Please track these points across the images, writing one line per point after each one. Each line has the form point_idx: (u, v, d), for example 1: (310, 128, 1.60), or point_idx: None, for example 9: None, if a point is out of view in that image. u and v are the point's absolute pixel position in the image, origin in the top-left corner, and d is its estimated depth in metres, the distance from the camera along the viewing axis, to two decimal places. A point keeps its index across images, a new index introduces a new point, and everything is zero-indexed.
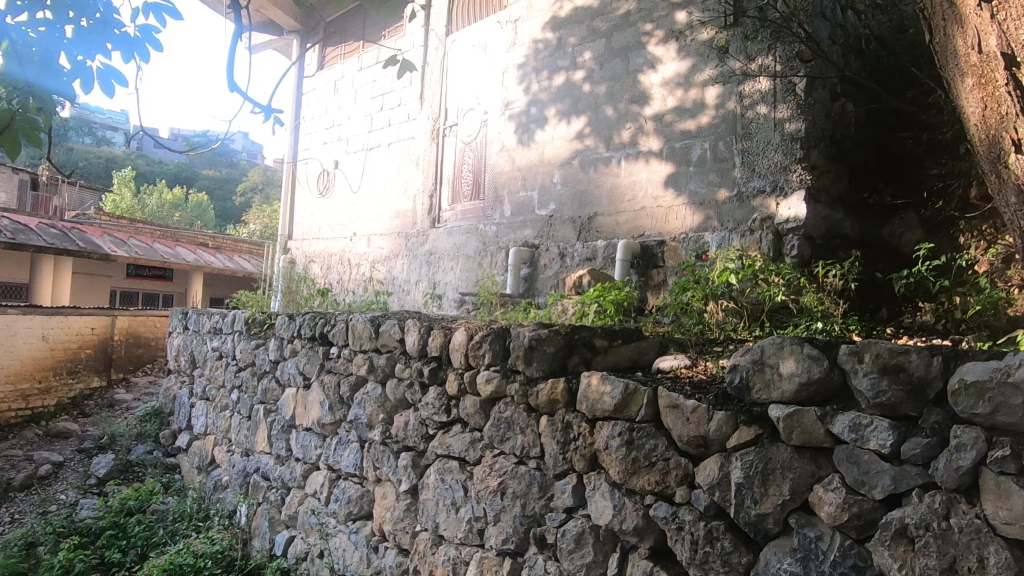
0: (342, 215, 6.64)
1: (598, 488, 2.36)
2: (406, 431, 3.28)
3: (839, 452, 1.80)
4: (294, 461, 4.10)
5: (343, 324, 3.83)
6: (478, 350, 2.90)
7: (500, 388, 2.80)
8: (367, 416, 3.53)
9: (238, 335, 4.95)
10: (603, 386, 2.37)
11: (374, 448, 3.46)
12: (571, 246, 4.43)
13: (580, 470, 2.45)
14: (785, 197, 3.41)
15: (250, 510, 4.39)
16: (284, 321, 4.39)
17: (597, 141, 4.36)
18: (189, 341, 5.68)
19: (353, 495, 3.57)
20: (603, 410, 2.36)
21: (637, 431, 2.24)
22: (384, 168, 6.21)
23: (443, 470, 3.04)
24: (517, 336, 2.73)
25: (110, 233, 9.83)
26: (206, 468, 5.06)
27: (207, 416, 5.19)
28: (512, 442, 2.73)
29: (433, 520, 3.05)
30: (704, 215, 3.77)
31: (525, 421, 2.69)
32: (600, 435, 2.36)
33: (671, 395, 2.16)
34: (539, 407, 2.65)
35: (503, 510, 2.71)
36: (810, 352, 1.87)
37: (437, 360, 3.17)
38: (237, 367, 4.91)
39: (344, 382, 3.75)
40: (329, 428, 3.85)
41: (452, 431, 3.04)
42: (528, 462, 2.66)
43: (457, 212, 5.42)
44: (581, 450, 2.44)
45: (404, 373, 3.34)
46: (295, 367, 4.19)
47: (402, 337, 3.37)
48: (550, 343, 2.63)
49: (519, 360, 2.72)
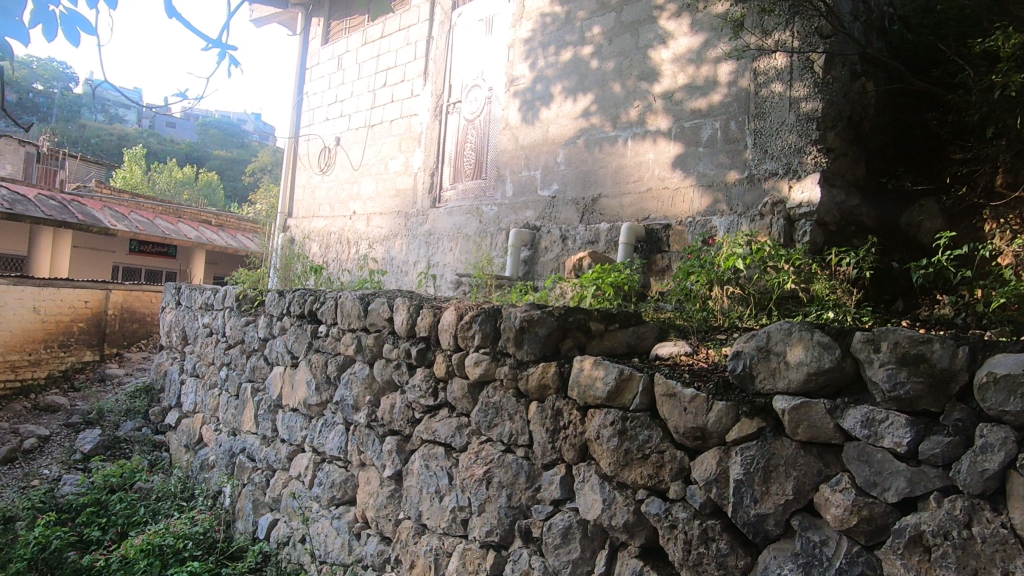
0: (342, 193, 6.48)
1: (588, 481, 2.20)
2: (392, 415, 3.13)
3: (849, 450, 1.64)
4: (280, 442, 3.96)
5: (332, 301, 3.68)
6: (468, 331, 2.74)
7: (488, 372, 2.64)
8: (353, 398, 3.39)
9: (229, 311, 4.81)
10: (596, 371, 2.22)
11: (359, 431, 3.32)
12: (573, 229, 4.26)
13: (569, 461, 2.29)
14: (799, 180, 3.24)
15: (235, 491, 4.26)
16: (274, 298, 4.25)
17: (604, 119, 4.19)
18: (180, 317, 5.55)
19: (336, 479, 3.43)
20: (595, 397, 2.21)
21: (631, 421, 2.09)
22: (385, 145, 6.05)
23: (428, 456, 2.89)
24: (508, 317, 2.58)
25: (111, 207, 9.71)
26: (193, 447, 4.94)
27: (196, 393, 5.07)
28: (499, 429, 2.58)
29: (416, 509, 2.91)
30: (712, 199, 3.60)
31: (514, 407, 2.54)
32: (592, 424, 2.20)
33: (668, 382, 2.01)
34: (529, 392, 2.49)
35: (488, 500, 2.56)
36: (821, 339, 1.71)
37: (426, 340, 3.02)
38: (226, 344, 4.78)
39: (331, 361, 3.61)
40: (315, 409, 3.71)
41: (439, 416, 2.89)
42: (516, 451, 2.51)
43: (458, 191, 5.25)
44: (571, 439, 2.28)
45: (392, 354, 3.19)
46: (283, 345, 4.05)
47: (391, 316, 3.23)
48: (542, 325, 2.47)
49: (509, 341, 2.57)
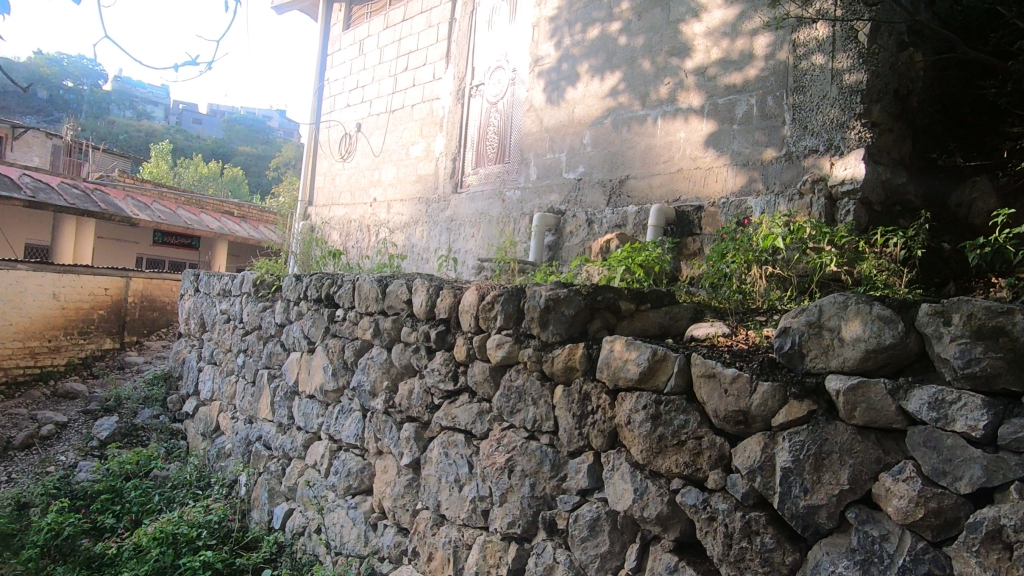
0: (363, 180, 6.37)
1: (617, 469, 2.05)
2: (410, 401, 3.00)
3: (914, 435, 1.47)
4: (296, 430, 3.85)
5: (350, 284, 3.56)
6: (489, 312, 2.60)
7: (511, 354, 2.50)
8: (370, 383, 3.26)
9: (247, 297, 4.72)
10: (627, 352, 2.06)
11: (377, 418, 3.19)
12: (600, 212, 4.10)
13: (597, 449, 2.14)
14: (841, 157, 3.06)
15: (251, 480, 4.17)
16: (291, 282, 4.14)
17: (632, 98, 4.01)
18: (199, 303, 5.47)
19: (353, 468, 3.31)
20: (626, 380, 2.05)
21: (666, 405, 1.93)
22: (407, 131, 5.92)
23: (447, 444, 2.75)
24: (532, 296, 2.43)
25: (133, 196, 9.71)
26: (210, 435, 4.86)
27: (214, 381, 4.98)
28: (522, 415, 2.43)
29: (434, 498, 2.77)
30: (748, 178, 3.42)
31: (538, 391, 2.39)
32: (622, 409, 2.05)
33: (707, 362, 1.85)
34: (554, 375, 2.34)
35: (510, 490, 2.42)
36: (881, 312, 1.54)
37: (446, 323, 2.88)
38: (243, 331, 4.69)
39: (349, 346, 3.48)
40: (332, 396, 3.59)
41: (459, 401, 2.75)
42: (540, 438, 2.36)
43: (481, 175, 5.11)
44: (599, 425, 2.13)
45: (410, 337, 3.06)
46: (300, 330, 3.94)
47: (410, 298, 3.09)
48: (568, 304, 2.32)
49: (533, 322, 2.42)
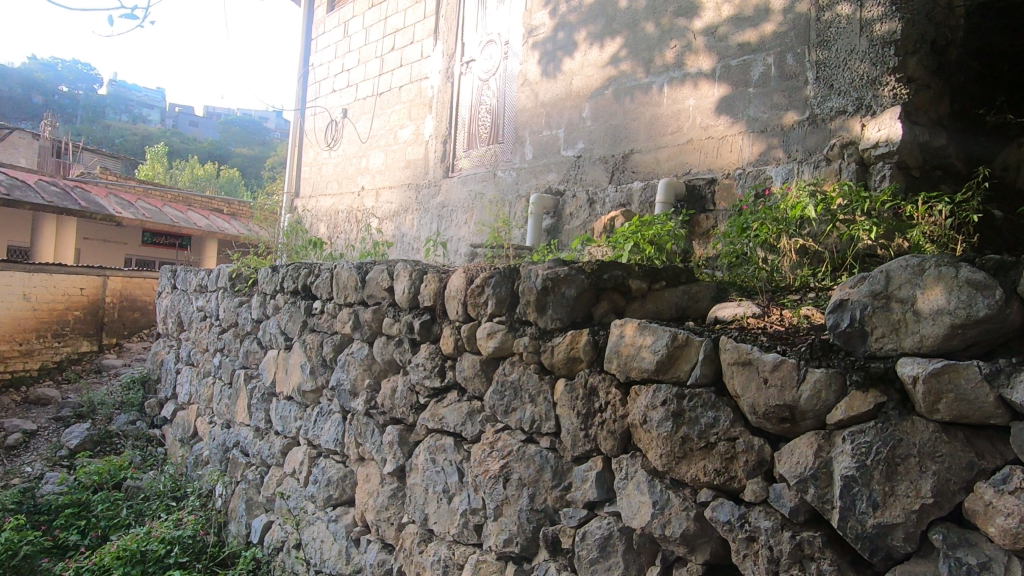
0: (350, 168, 6.02)
1: (632, 479, 1.71)
2: (393, 401, 2.66)
3: (1020, 434, 1.13)
4: (274, 435, 3.52)
5: (328, 273, 3.22)
6: (479, 297, 2.26)
7: (504, 345, 2.16)
8: (350, 382, 2.93)
9: (223, 292, 4.38)
10: (641, 338, 1.73)
11: (357, 420, 2.85)
12: (602, 190, 3.76)
13: (607, 453, 1.80)
14: (873, 117, 2.71)
15: (228, 490, 3.83)
16: (267, 274, 3.80)
17: (635, 65, 3.66)
18: (176, 301, 5.14)
19: (333, 476, 2.97)
20: (641, 370, 1.71)
21: (690, 400, 1.60)
22: (394, 114, 5.58)
23: (434, 449, 2.41)
24: (527, 277, 2.09)
25: (116, 194, 9.36)
26: (188, 441, 4.52)
27: (191, 383, 4.65)
28: (518, 415, 2.09)
29: (421, 511, 2.43)
30: (766, 144, 3.07)
31: (535, 387, 2.05)
32: (637, 406, 1.71)
33: (741, 347, 1.51)
34: (554, 368, 2.00)
35: (505, 502, 2.08)
36: (971, 277, 1.21)
37: (431, 312, 2.54)
38: (220, 329, 4.35)
39: (327, 342, 3.15)
40: (310, 397, 3.26)
41: (446, 400, 2.41)
42: (540, 441, 2.02)
43: (473, 158, 4.77)
44: (609, 426, 1.79)
45: (392, 329, 2.72)
46: (276, 325, 3.60)
47: (391, 285, 2.75)
48: (570, 284, 1.98)
49: (528, 306, 2.08)
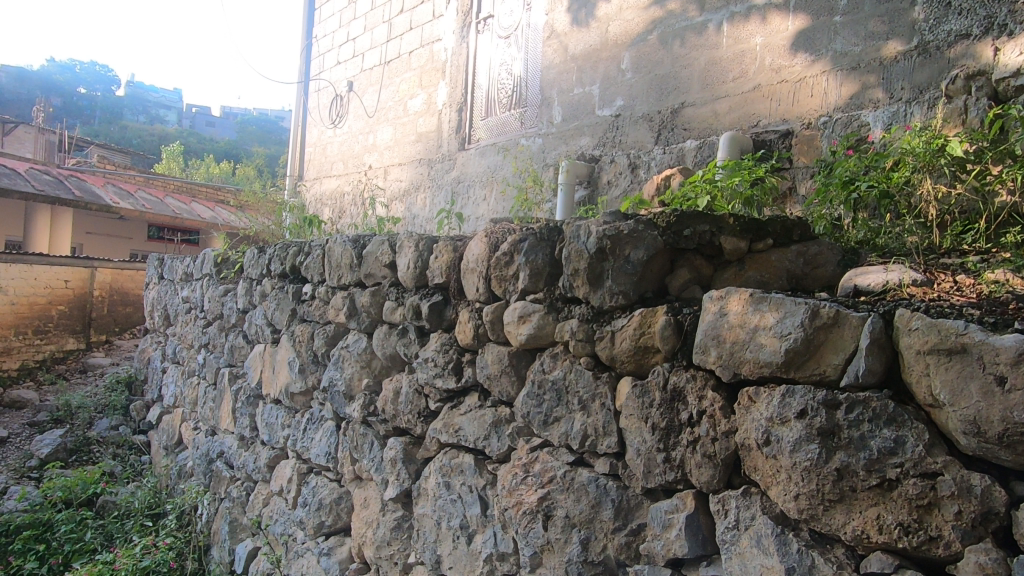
0: (356, 146, 5.47)
1: (747, 529, 1.13)
2: (396, 406, 2.08)
3: None
4: (260, 445, 2.97)
5: (319, 250, 2.65)
6: (507, 269, 1.68)
7: (543, 333, 1.58)
8: (345, 382, 2.36)
9: (208, 280, 3.83)
10: (756, 317, 1.15)
11: (352, 430, 2.28)
12: (647, 153, 3.17)
13: (701, 488, 1.22)
14: (1012, 38, 2.08)
15: (212, 508, 3.29)
16: (252, 256, 3.25)
17: (686, 2, 3.05)
18: (162, 293, 4.61)
19: (325, 498, 2.40)
20: (759, 366, 1.13)
21: (849, 412, 1.01)
22: (404, 83, 5.01)
23: (448, 470, 1.83)
24: (573, 237, 1.51)
25: (114, 184, 8.85)
26: (173, 449, 4.00)
27: (177, 384, 4.12)
28: (563, 429, 1.51)
29: (432, 551, 1.86)
30: (859, 83, 2.47)
31: (587, 389, 1.46)
32: (752, 419, 1.13)
33: (946, 324, 0.93)
34: (616, 363, 1.42)
35: (546, 548, 1.51)
36: None
37: (443, 292, 1.97)
38: (205, 322, 3.81)
39: (319, 333, 2.59)
40: (300, 400, 2.70)
41: (464, 407, 1.83)
42: (596, 465, 1.45)
43: (491, 125, 4.20)
44: (704, 448, 1.21)
45: (395, 316, 2.14)
46: (262, 315, 3.05)
47: (394, 260, 2.18)
48: (637, 244, 1.40)
49: (576, 278, 1.50)
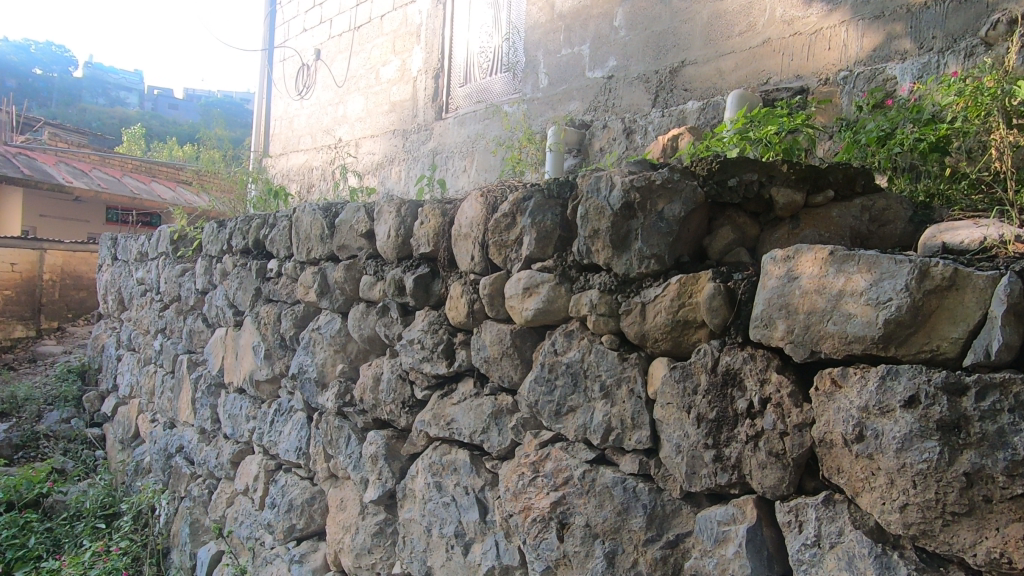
0: (325, 118, 5.14)
1: (831, 548, 0.90)
2: (377, 395, 1.82)
3: None
4: (223, 439, 2.69)
5: (285, 222, 2.36)
6: (509, 233, 1.43)
7: (554, 307, 1.33)
8: (317, 369, 2.09)
9: (164, 259, 3.50)
10: (841, 281, 0.91)
11: (326, 422, 2.02)
12: (644, 116, 2.92)
13: (765, 494, 0.99)
14: None
15: (171, 508, 3.00)
16: (211, 231, 2.94)
17: None
18: (116, 275, 4.27)
19: (295, 499, 2.14)
20: (845, 342, 0.90)
21: (981, 400, 0.78)
22: (375, 49, 4.68)
23: (439, 468, 1.58)
24: (591, 192, 1.26)
25: (67, 163, 8.35)
26: (130, 444, 3.69)
27: (132, 373, 3.80)
28: (579, 421, 1.27)
29: (421, 561, 1.61)
30: (883, 34, 2.24)
31: (611, 372, 1.22)
32: (837, 409, 0.90)
33: None
34: (647, 341, 1.18)
35: (562, 563, 1.27)
36: None
37: (430, 263, 1.70)
38: (161, 305, 3.49)
39: (286, 314, 2.31)
40: (266, 389, 2.43)
41: (457, 395, 1.57)
42: (623, 463, 1.21)
43: (471, 92, 3.92)
44: (770, 444, 0.97)
45: (374, 292, 1.88)
46: (223, 296, 2.76)
47: (371, 229, 1.91)
48: (673, 197, 1.16)
49: (596, 240, 1.25)
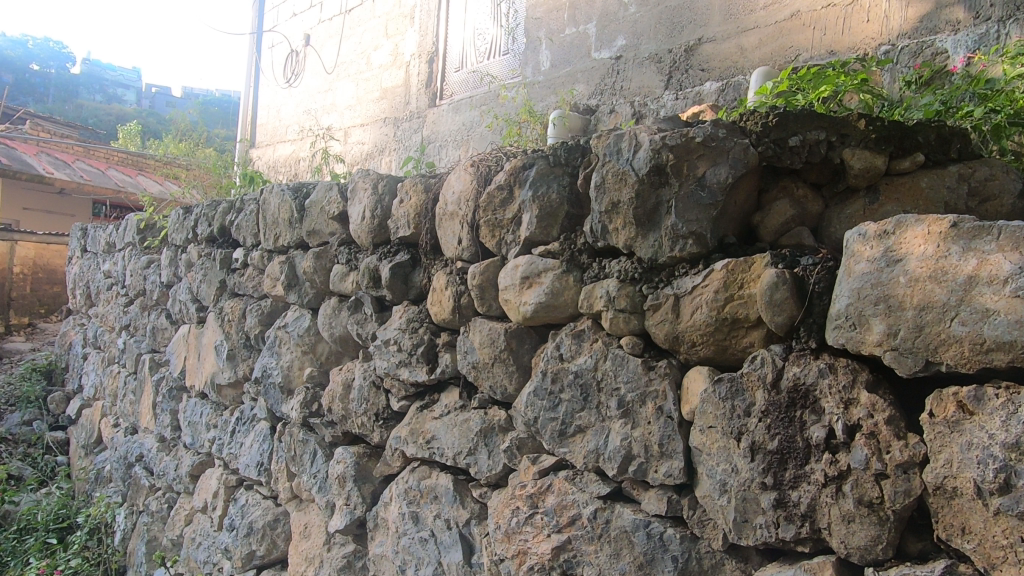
0: (313, 106, 4.86)
1: None
2: (347, 405, 1.55)
3: None
4: (183, 448, 2.41)
5: (253, 206, 2.10)
6: (505, 211, 1.16)
7: (559, 302, 1.06)
8: (281, 373, 1.81)
9: (130, 250, 3.23)
10: (970, 265, 0.65)
11: (290, 435, 1.75)
12: (655, 101, 2.52)
13: (849, 558, 0.73)
14: None
15: (128, 523, 2.72)
16: (177, 218, 2.67)
17: None
18: (85, 268, 3.98)
19: (254, 521, 1.87)
20: (982, 349, 0.63)
21: None
22: (366, 33, 4.41)
23: (417, 496, 1.31)
24: (609, 154, 0.99)
25: (48, 153, 8.03)
26: (92, 450, 3.40)
27: (97, 373, 3.52)
28: (590, 445, 1.00)
29: None
30: (930, 3, 1.93)
31: (632, 385, 0.95)
32: (969, 446, 0.64)
33: None
34: (682, 346, 0.91)
35: None
36: None
37: (411, 250, 1.43)
38: (127, 300, 3.22)
39: (251, 310, 2.04)
40: (229, 395, 2.16)
41: (439, 408, 1.30)
42: (646, 502, 0.94)
43: (467, 78, 3.66)
44: (862, 489, 0.71)
45: (346, 285, 1.61)
46: (187, 289, 2.49)
47: (344, 211, 1.64)
48: (717, 159, 0.90)
49: (614, 216, 0.98)
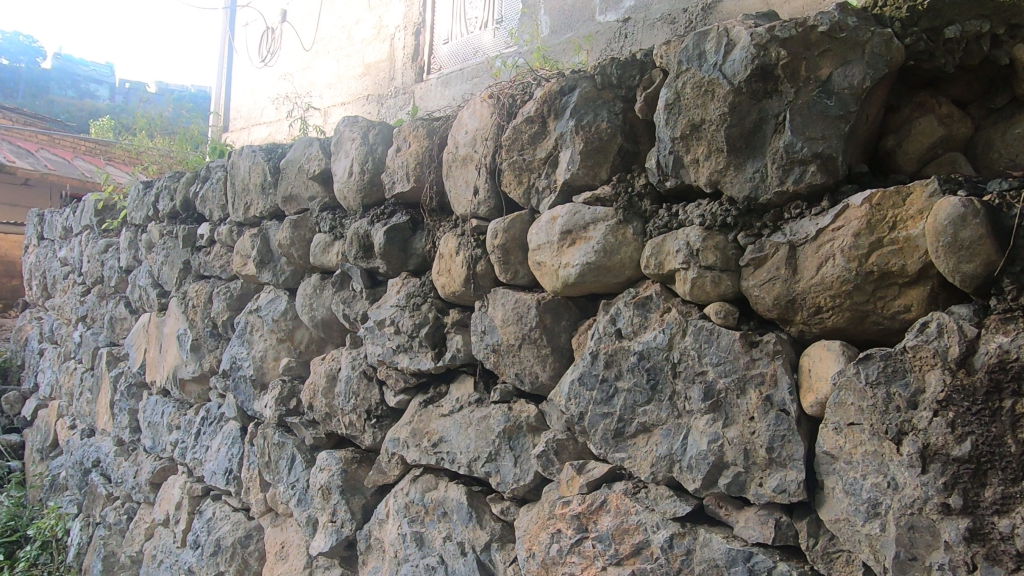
0: (291, 85, 4.56)
1: None
2: (332, 400, 1.29)
3: None
4: (143, 452, 2.13)
5: (220, 173, 1.82)
6: (536, 149, 0.91)
7: (613, 262, 0.81)
8: (252, 364, 1.54)
9: (88, 233, 2.93)
10: None
11: (263, 436, 1.48)
12: None
13: None
14: None
15: (83, 536, 2.43)
16: (136, 195, 2.38)
17: None
18: (40, 257, 3.66)
19: (221, 537, 1.60)
20: None
21: None
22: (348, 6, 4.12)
23: (420, 513, 1.05)
24: (685, 59, 0.74)
25: (10, 142, 7.62)
26: (47, 454, 3.09)
27: (53, 370, 3.21)
28: (660, 449, 0.75)
29: None
30: None
31: (724, 368, 0.70)
32: None
33: None
34: (803, 315, 0.67)
35: None
36: None
37: (411, 212, 1.17)
38: (85, 288, 2.92)
39: (217, 293, 1.76)
40: (194, 391, 1.88)
41: (450, 403, 1.05)
42: (748, 529, 0.69)
43: (457, 51, 3.37)
44: None
45: (330, 258, 1.34)
46: (147, 273, 2.20)
47: (327, 169, 1.37)
48: (847, 53, 0.65)
49: (695, 140, 0.73)
